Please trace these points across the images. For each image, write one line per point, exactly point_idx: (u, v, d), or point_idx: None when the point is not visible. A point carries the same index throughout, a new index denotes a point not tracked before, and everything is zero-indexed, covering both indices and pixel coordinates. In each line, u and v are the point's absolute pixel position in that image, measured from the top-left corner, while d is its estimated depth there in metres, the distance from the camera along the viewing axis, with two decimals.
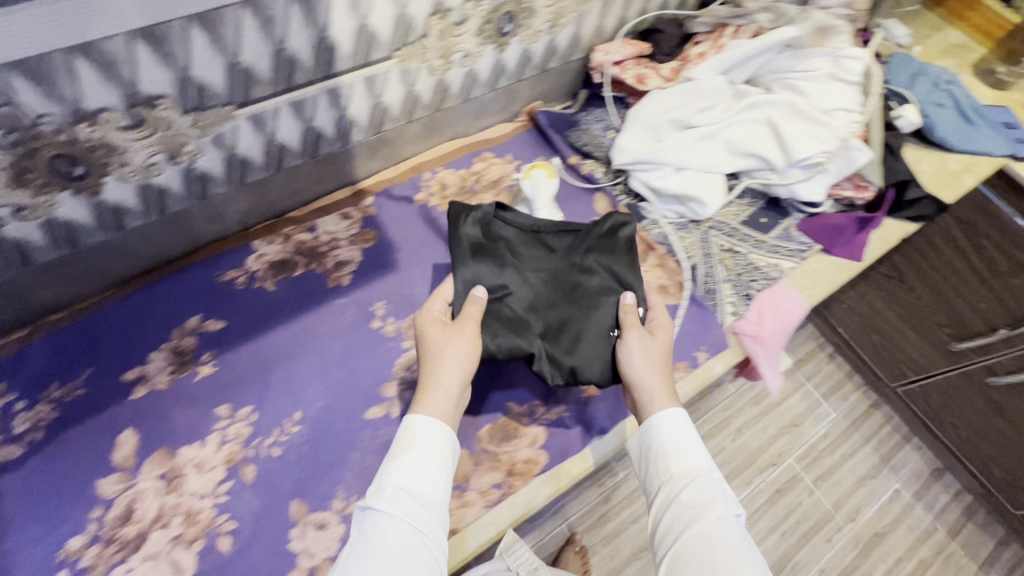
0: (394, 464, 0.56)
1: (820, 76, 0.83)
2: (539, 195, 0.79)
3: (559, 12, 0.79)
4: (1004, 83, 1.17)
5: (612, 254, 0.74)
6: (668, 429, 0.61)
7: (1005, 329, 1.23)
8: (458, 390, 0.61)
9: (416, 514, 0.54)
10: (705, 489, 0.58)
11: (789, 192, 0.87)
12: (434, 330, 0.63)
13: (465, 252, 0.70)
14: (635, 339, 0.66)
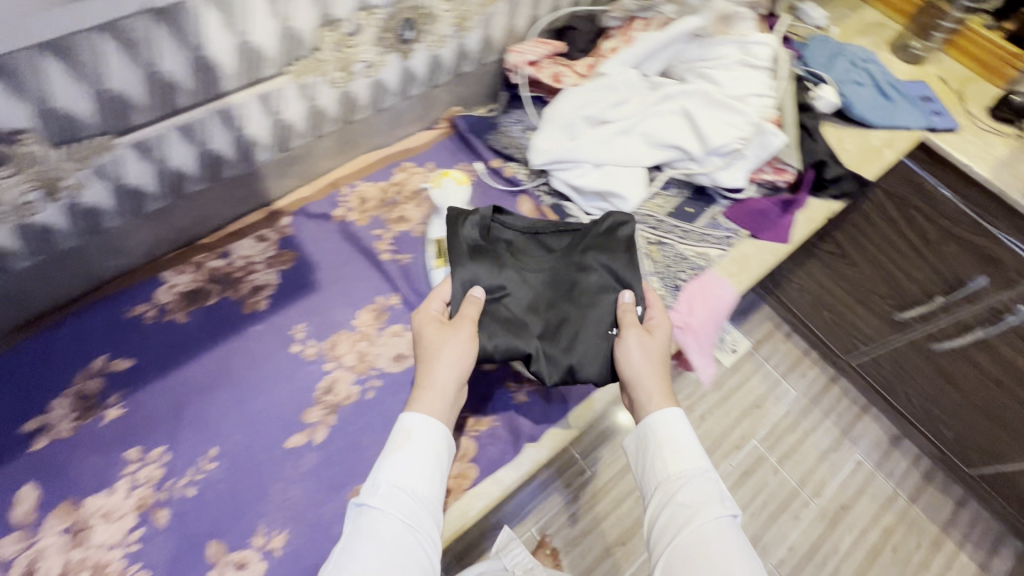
0: (391, 461, 0.57)
1: (729, 64, 0.84)
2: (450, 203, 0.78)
3: (463, 15, 0.78)
4: (919, 58, 1.22)
5: (610, 252, 0.74)
6: (664, 427, 0.62)
7: (943, 297, 1.27)
8: (452, 389, 0.62)
9: (410, 511, 0.55)
10: (700, 489, 0.58)
11: (711, 180, 0.87)
12: (430, 329, 0.65)
13: (463, 254, 0.71)
14: (632, 338, 0.66)
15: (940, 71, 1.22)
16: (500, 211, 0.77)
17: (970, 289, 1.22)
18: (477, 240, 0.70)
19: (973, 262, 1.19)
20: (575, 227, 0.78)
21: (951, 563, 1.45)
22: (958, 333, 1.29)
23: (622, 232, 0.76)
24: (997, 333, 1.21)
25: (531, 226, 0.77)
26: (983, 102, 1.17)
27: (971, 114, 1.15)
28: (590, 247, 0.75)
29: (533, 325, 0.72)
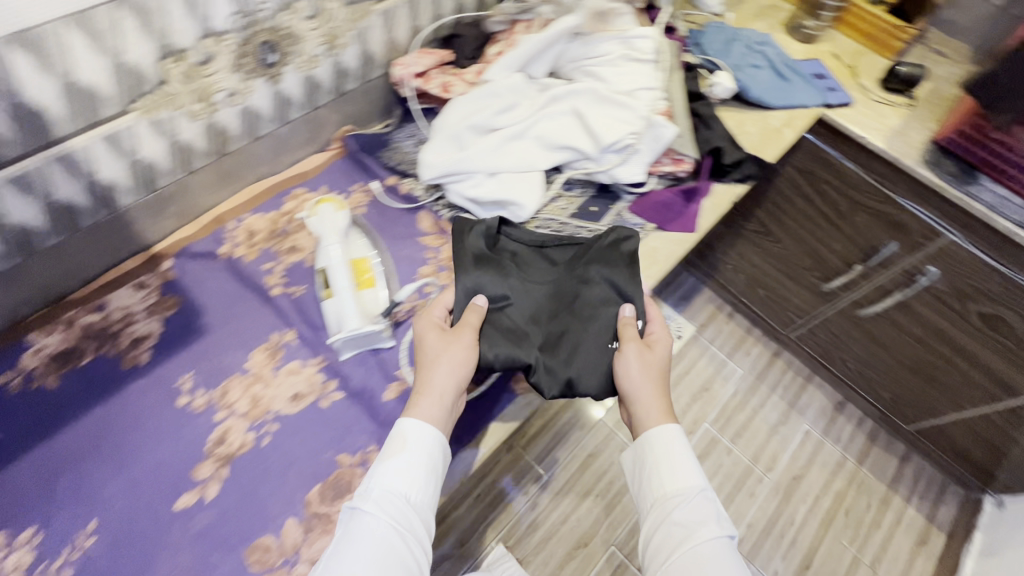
0: (386, 466, 0.60)
1: (613, 60, 0.84)
2: (325, 229, 0.75)
3: (332, 33, 0.75)
4: (812, 37, 1.26)
5: (612, 265, 0.77)
6: (663, 443, 0.66)
7: (860, 265, 1.32)
8: (450, 396, 0.64)
9: (401, 514, 0.58)
10: (698, 508, 0.63)
11: (611, 177, 0.86)
12: (432, 336, 0.67)
13: (467, 262, 0.73)
14: (632, 352, 0.69)
15: (832, 48, 1.26)
16: (506, 223, 0.79)
17: (883, 255, 1.26)
18: (482, 248, 0.73)
19: (881, 229, 1.23)
20: (578, 240, 0.80)
21: (901, 519, 1.50)
22: (879, 297, 1.34)
23: (625, 247, 0.78)
24: (912, 294, 1.27)
25: (537, 238, 0.79)
26: (874, 75, 1.22)
27: (864, 87, 1.19)
28: (594, 260, 0.77)
29: (534, 335, 0.74)
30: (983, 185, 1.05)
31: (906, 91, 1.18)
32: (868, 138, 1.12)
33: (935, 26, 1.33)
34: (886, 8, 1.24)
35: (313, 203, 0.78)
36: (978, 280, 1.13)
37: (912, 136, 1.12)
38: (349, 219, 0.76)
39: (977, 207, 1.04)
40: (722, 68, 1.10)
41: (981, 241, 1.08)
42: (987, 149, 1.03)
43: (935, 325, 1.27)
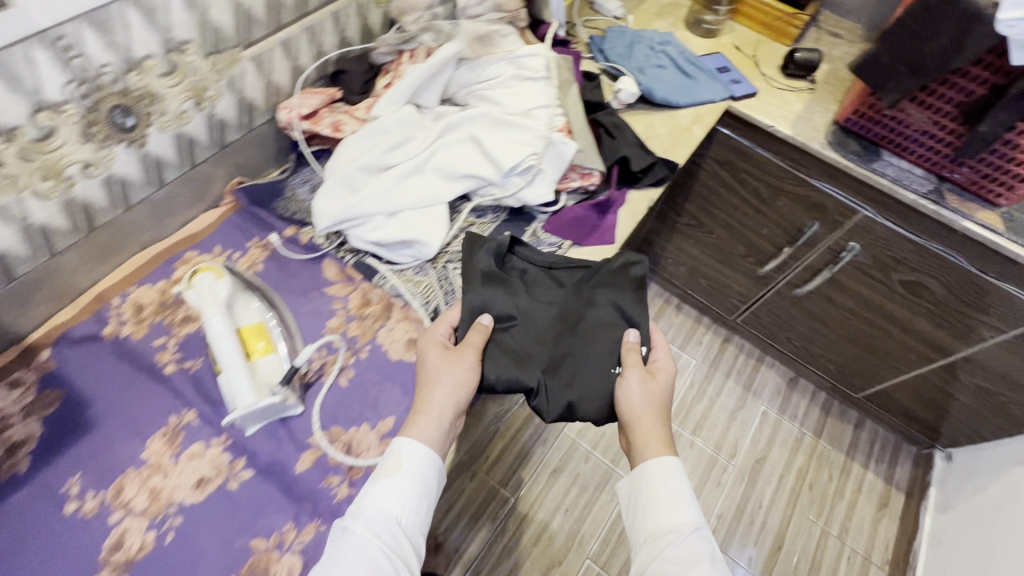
0: (380, 485, 0.60)
1: (505, 81, 0.82)
2: (205, 301, 0.68)
3: (197, 86, 0.70)
4: (713, 31, 1.27)
5: (618, 290, 0.77)
6: (658, 475, 0.66)
7: (788, 248, 1.34)
8: (449, 418, 0.64)
9: (392, 537, 0.59)
10: (692, 546, 0.61)
11: (520, 200, 0.84)
12: (434, 355, 0.67)
13: (474, 279, 0.73)
14: (635, 378, 0.69)
15: (733, 39, 1.28)
16: (517, 244, 0.80)
17: (807, 236, 1.29)
18: (491, 265, 0.73)
19: (802, 211, 1.25)
20: (586, 263, 0.81)
21: (861, 486, 1.54)
22: (811, 276, 1.37)
23: (633, 272, 0.78)
24: (840, 270, 1.30)
25: (547, 260, 0.79)
26: (774, 62, 1.24)
27: (766, 76, 1.21)
28: (600, 284, 0.78)
29: (539, 356, 0.73)
30: (886, 161, 1.08)
31: (806, 75, 1.21)
32: (775, 125, 1.13)
33: (828, 9, 1.38)
34: None
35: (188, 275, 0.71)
36: (895, 251, 1.17)
37: (816, 119, 1.15)
38: (231, 286, 0.70)
39: (883, 182, 1.07)
40: (626, 73, 1.10)
41: (892, 214, 1.12)
42: (882, 123, 1.05)
43: (866, 297, 1.31)
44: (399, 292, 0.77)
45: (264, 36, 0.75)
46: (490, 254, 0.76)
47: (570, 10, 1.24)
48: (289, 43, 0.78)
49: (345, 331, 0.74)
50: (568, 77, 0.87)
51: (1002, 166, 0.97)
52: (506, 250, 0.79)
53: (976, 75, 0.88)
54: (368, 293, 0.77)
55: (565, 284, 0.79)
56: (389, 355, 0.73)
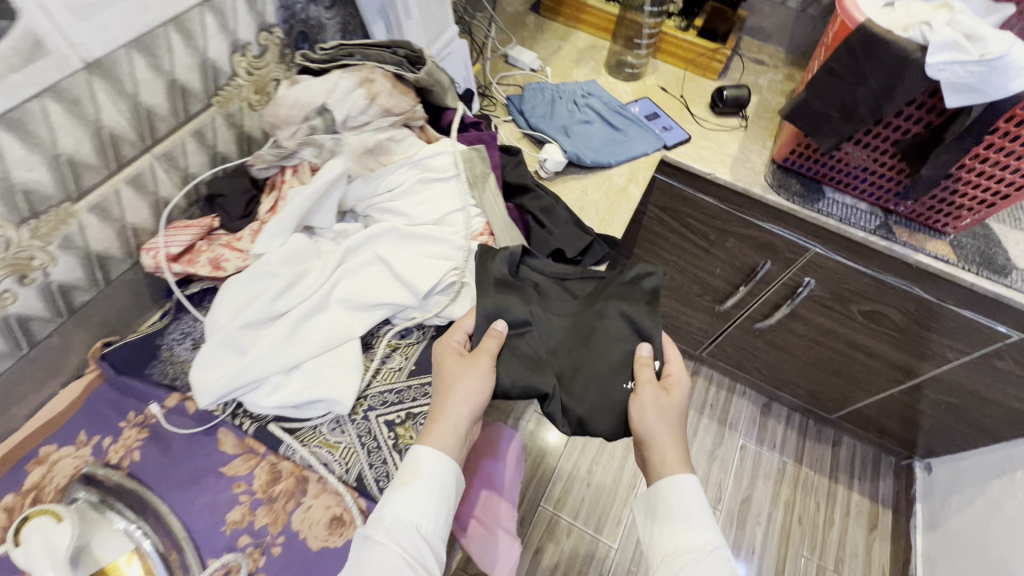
0: (398, 492, 0.59)
1: (410, 188, 0.71)
2: (39, 556, 0.54)
3: (15, 261, 0.56)
4: (636, 73, 1.20)
5: (631, 302, 0.74)
6: (674, 495, 0.66)
7: (744, 285, 1.29)
8: (466, 423, 0.63)
9: (413, 545, 0.57)
10: (711, 566, 0.62)
11: (445, 318, 0.73)
12: (450, 362, 0.66)
13: (487, 284, 0.70)
14: (648, 397, 0.66)
15: (658, 79, 1.21)
16: (527, 257, 0.77)
17: (761, 274, 1.23)
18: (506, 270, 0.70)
19: (752, 250, 1.19)
20: (598, 276, 0.78)
21: (849, 509, 1.50)
22: (771, 311, 1.32)
23: (645, 285, 0.75)
24: (799, 303, 1.25)
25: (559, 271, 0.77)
26: (704, 100, 1.18)
27: (697, 117, 1.15)
28: (613, 295, 0.75)
29: (552, 365, 0.70)
30: (829, 198, 1.03)
31: (738, 112, 1.16)
32: (712, 172, 1.07)
33: (748, 35, 1.34)
34: (697, 32, 1.22)
35: (18, 526, 0.57)
36: (850, 283, 1.12)
37: (754, 159, 1.09)
38: (76, 526, 0.56)
39: (830, 223, 1.02)
40: (551, 138, 1.01)
41: (843, 250, 1.07)
42: (821, 162, 1.01)
43: (827, 326, 1.27)
44: (314, 461, 0.64)
45: (102, 179, 0.61)
46: (506, 259, 0.71)
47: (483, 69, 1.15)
48: (140, 179, 0.65)
49: (251, 523, 0.61)
50: (486, 167, 0.77)
51: (947, 198, 0.94)
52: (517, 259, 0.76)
53: (910, 115, 0.83)
54: (279, 464, 0.64)
55: (578, 295, 0.77)
56: (308, 544, 0.61)
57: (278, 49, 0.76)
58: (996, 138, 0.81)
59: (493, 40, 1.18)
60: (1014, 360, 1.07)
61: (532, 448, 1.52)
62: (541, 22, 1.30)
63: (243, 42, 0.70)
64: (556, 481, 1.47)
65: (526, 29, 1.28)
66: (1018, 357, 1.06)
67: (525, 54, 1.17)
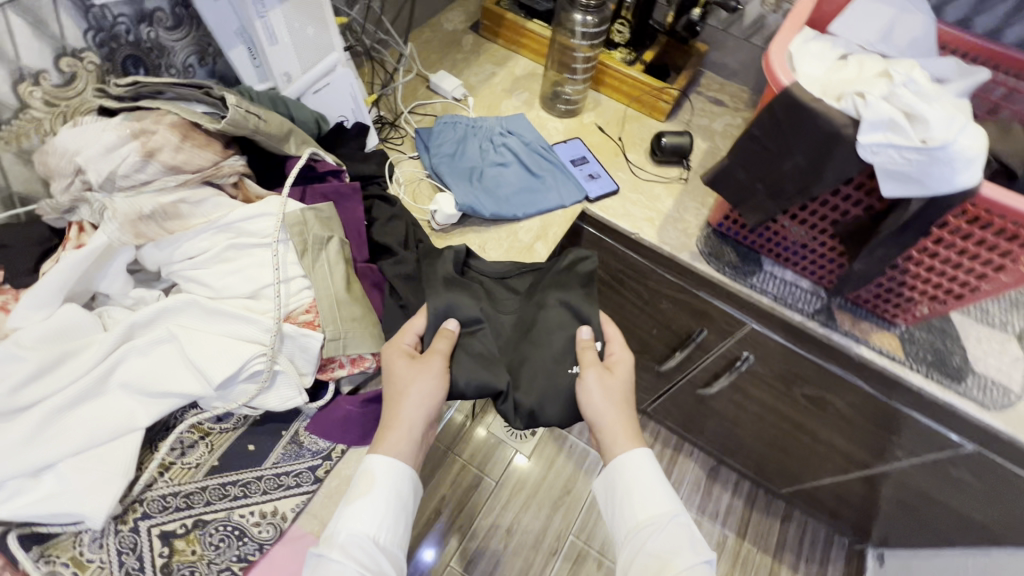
0: (354, 505, 0.59)
1: (216, 256, 0.59)
2: None
3: None
4: (574, 107, 1.08)
5: (567, 289, 0.74)
6: (632, 471, 0.69)
7: (681, 350, 1.15)
8: (420, 428, 0.62)
9: (370, 558, 0.57)
10: (671, 534, 0.65)
11: (255, 408, 0.62)
12: (400, 365, 0.63)
13: (435, 283, 0.70)
14: (594, 379, 0.67)
15: (597, 117, 1.08)
16: (471, 256, 0.78)
17: (697, 341, 1.10)
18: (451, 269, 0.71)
19: (688, 315, 1.06)
20: (538, 268, 0.79)
21: None
22: (713, 379, 1.17)
23: (581, 268, 0.76)
24: (740, 376, 1.11)
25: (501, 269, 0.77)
26: (645, 145, 1.05)
27: (633, 165, 1.02)
28: (551, 284, 0.75)
29: (502, 361, 0.70)
30: (766, 271, 0.90)
31: (681, 161, 1.02)
32: (637, 232, 0.94)
33: (710, 70, 1.20)
34: (644, 66, 1.08)
35: None
36: (793, 365, 0.98)
37: (689, 218, 0.96)
38: None
39: (764, 301, 0.88)
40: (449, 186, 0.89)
41: (780, 329, 0.93)
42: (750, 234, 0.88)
43: (770, 403, 1.13)
44: None
45: None
46: (451, 258, 0.74)
47: (394, 97, 1.03)
48: None
49: None
50: (325, 230, 0.65)
51: (894, 287, 0.80)
52: (462, 259, 0.75)
53: (848, 195, 0.69)
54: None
55: (520, 291, 0.76)
56: None
57: (95, 76, 0.65)
58: (946, 233, 0.68)
59: (406, 64, 1.06)
60: (969, 471, 0.92)
61: (451, 496, 1.42)
62: (480, 44, 1.17)
63: (34, 70, 0.60)
64: (471, 538, 1.37)
65: (460, 50, 1.15)
66: (973, 469, 0.91)
67: (448, 81, 1.04)
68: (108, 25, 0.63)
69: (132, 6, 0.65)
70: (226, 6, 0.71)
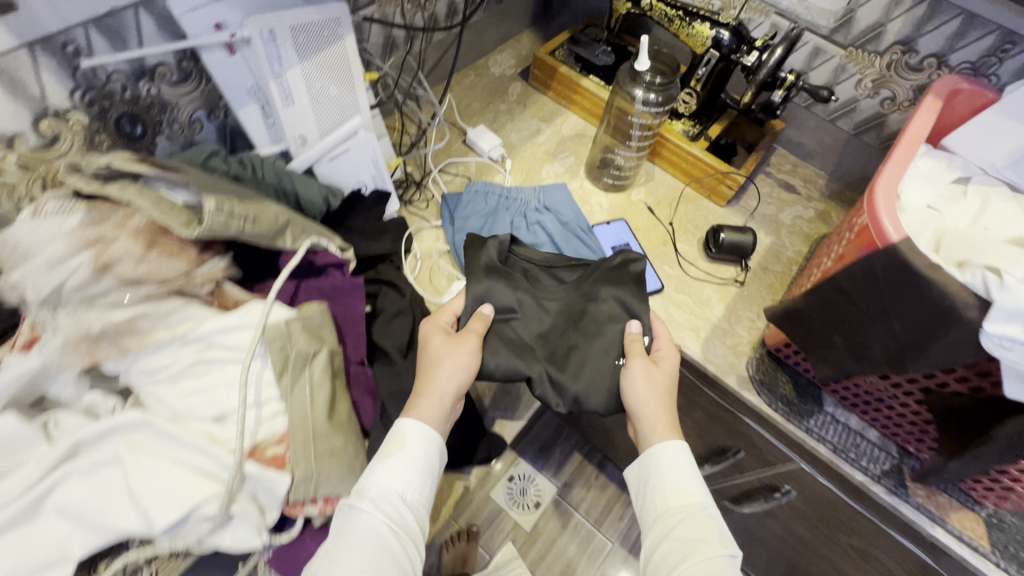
0: (385, 463, 0.56)
1: (184, 369, 0.51)
2: None
3: None
4: (623, 182, 0.95)
5: (621, 285, 0.71)
6: (665, 461, 0.64)
7: (712, 462, 1.02)
8: (452, 399, 0.60)
9: (398, 514, 0.55)
10: (699, 524, 0.61)
11: (212, 545, 0.52)
12: (435, 340, 0.63)
13: (477, 270, 0.70)
14: (637, 369, 0.65)
15: (648, 195, 0.96)
16: (514, 243, 0.76)
17: (732, 459, 0.97)
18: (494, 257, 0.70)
19: (723, 431, 0.93)
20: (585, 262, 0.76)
21: None
22: (743, 498, 1.04)
23: (633, 268, 0.74)
24: (776, 506, 0.97)
25: (546, 258, 0.75)
26: (699, 234, 0.92)
27: (682, 259, 0.89)
28: (602, 278, 0.72)
29: (539, 352, 0.69)
30: (827, 414, 0.77)
31: (739, 260, 0.89)
32: (679, 343, 0.81)
33: (784, 147, 1.06)
34: (708, 142, 0.95)
35: None
36: (842, 514, 0.84)
37: (741, 332, 0.83)
38: None
39: (820, 451, 0.75)
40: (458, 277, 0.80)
41: (834, 479, 0.78)
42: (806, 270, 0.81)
43: (806, 537, 0.99)
44: None
45: None
46: (494, 249, 0.72)
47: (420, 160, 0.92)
48: None
49: None
50: (313, 342, 0.56)
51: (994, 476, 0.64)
52: (507, 249, 0.73)
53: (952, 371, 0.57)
54: None
55: (567, 282, 0.74)
56: None
57: (83, 137, 0.57)
58: None
59: (441, 122, 0.95)
60: None
61: None
62: (528, 94, 1.07)
63: (8, 133, 0.52)
64: None
65: (505, 100, 1.05)
66: None
67: (487, 138, 0.94)
68: (100, 83, 0.56)
69: (130, 62, 0.57)
70: (239, 63, 0.62)
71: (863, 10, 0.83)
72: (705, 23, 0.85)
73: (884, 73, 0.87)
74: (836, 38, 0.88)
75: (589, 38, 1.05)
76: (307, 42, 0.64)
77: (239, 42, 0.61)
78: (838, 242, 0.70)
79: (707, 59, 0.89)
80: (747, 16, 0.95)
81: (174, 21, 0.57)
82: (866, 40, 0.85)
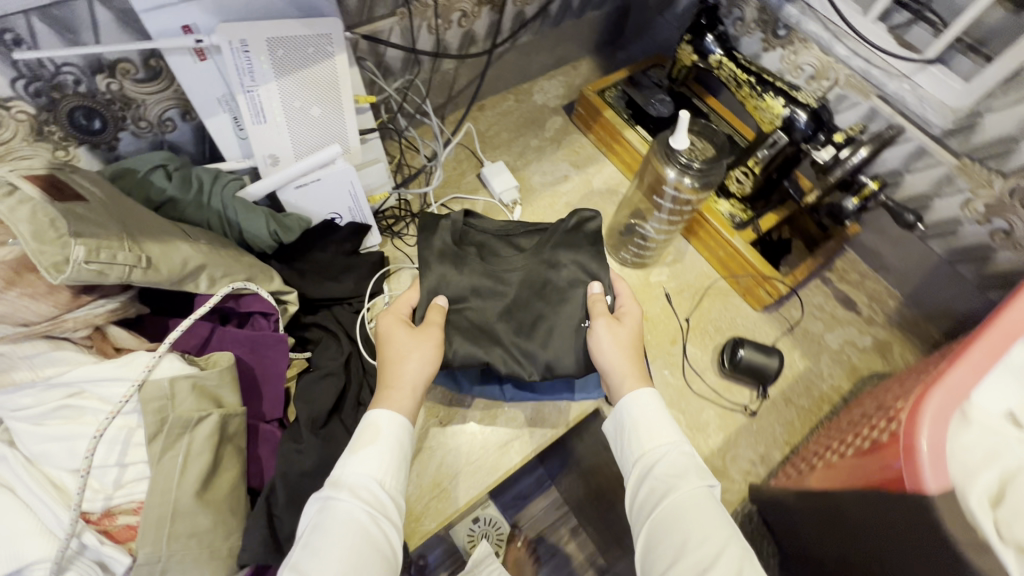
0: (358, 456, 0.49)
1: (50, 413, 0.46)
2: None
3: None
4: (643, 260, 0.82)
5: (578, 248, 0.65)
6: (640, 409, 0.54)
7: None
8: (423, 391, 0.56)
9: (377, 501, 0.48)
10: (675, 462, 0.51)
11: None
12: (399, 332, 0.57)
13: (429, 256, 0.63)
14: (602, 328, 0.58)
15: (671, 278, 0.82)
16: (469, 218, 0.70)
17: None
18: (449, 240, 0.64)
19: None
20: (545, 228, 0.69)
21: None
22: None
23: (589, 228, 0.67)
24: None
25: (502, 225, 0.69)
26: (718, 339, 0.78)
27: (688, 364, 0.75)
28: (560, 243, 0.65)
29: (502, 331, 0.62)
30: None
31: (756, 384, 0.74)
32: None
33: (855, 251, 0.88)
34: (755, 234, 0.80)
35: None
36: None
37: (733, 476, 0.68)
38: None
39: None
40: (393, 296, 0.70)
41: None
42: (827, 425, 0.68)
43: None
44: None
45: None
46: (449, 229, 0.66)
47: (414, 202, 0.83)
48: None
49: None
50: (203, 405, 0.49)
51: None
52: (460, 223, 0.68)
53: None
54: None
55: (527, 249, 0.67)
56: None
57: (29, 126, 0.53)
58: None
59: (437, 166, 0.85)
60: None
61: None
62: (566, 133, 0.95)
63: None
64: None
65: (539, 135, 0.93)
66: None
67: (502, 177, 0.84)
68: (47, 75, 0.51)
69: (84, 56, 0.51)
70: (211, 70, 0.56)
71: (993, 117, 0.64)
72: (779, 98, 0.70)
73: (1002, 201, 0.68)
74: (950, 142, 0.69)
75: (650, 81, 0.91)
76: (286, 55, 0.57)
77: (209, 49, 0.54)
78: (850, 440, 0.52)
79: (772, 141, 0.73)
80: (840, 94, 0.77)
81: (136, 17, 0.51)
82: (987, 154, 0.66)
